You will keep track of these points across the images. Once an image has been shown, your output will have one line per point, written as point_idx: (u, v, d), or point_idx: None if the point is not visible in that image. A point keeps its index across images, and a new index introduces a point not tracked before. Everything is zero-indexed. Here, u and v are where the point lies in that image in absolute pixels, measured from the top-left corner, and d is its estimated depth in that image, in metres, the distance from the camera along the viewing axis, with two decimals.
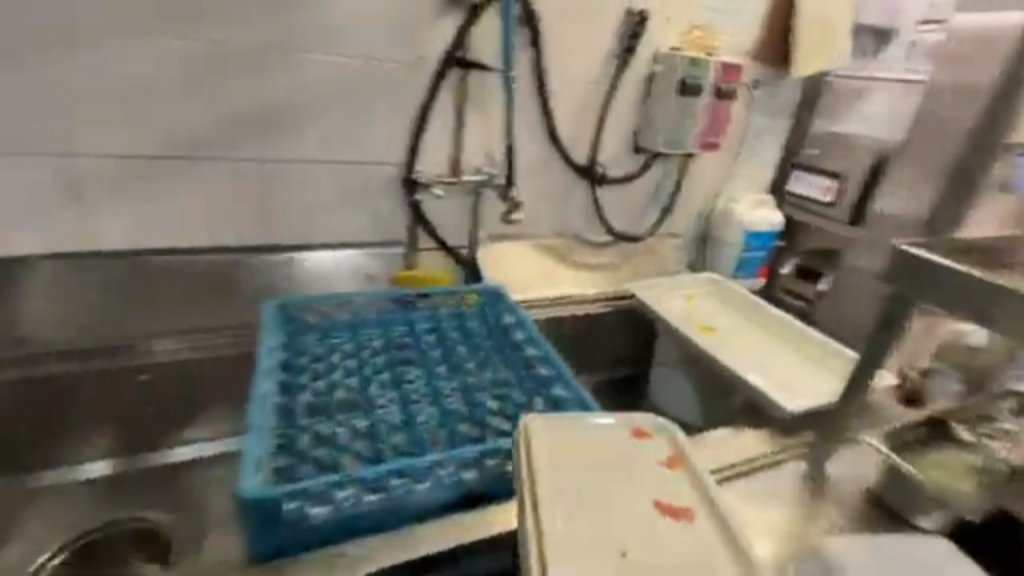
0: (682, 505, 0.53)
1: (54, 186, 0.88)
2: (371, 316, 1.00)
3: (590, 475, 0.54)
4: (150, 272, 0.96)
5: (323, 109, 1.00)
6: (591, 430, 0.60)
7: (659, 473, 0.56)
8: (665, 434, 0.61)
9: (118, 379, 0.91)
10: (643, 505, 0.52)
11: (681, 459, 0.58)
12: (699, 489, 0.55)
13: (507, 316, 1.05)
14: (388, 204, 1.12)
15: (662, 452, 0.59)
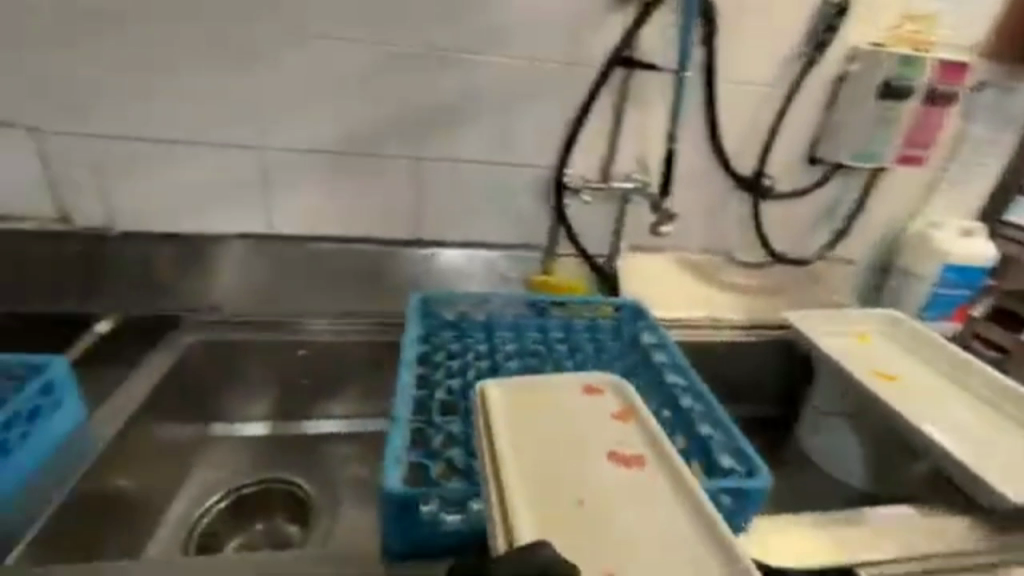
0: (630, 452, 0.55)
1: (252, 176, 0.99)
2: (507, 318, 1.00)
3: (547, 429, 0.57)
4: (315, 256, 1.05)
5: (481, 111, 1.02)
6: (548, 391, 0.63)
7: (608, 428, 0.58)
8: (615, 390, 0.64)
9: (282, 351, 1.01)
10: (592, 452, 0.54)
11: (631, 414, 0.60)
12: (647, 436, 0.57)
13: (645, 335, 0.98)
14: (531, 207, 1.11)
15: (612, 404, 0.61)
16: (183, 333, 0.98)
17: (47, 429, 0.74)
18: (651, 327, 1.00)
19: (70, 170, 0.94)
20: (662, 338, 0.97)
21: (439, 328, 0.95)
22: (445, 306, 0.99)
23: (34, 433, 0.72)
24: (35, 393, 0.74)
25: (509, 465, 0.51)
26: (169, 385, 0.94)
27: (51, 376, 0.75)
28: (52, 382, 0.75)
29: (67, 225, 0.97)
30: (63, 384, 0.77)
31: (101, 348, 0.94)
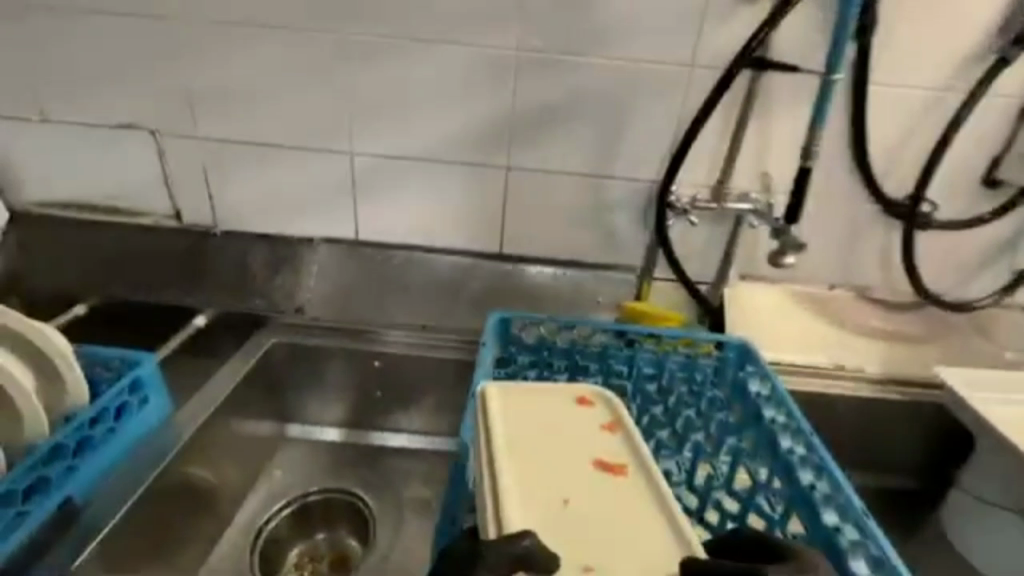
0: (616, 459, 0.60)
1: (343, 182, 0.99)
2: (592, 347, 0.89)
3: (544, 438, 0.61)
4: (400, 264, 1.03)
5: (580, 119, 0.93)
6: (542, 400, 0.66)
7: (596, 439, 0.63)
8: (607, 402, 0.68)
9: (359, 360, 0.99)
10: (580, 463, 0.59)
11: (620, 423, 0.65)
12: (631, 446, 0.62)
13: (754, 382, 0.84)
14: (628, 224, 1.00)
15: (605, 415, 0.66)
16: (269, 334, 0.98)
17: (129, 428, 0.76)
18: (762, 372, 0.84)
19: (183, 171, 0.99)
20: (777, 387, 0.80)
21: (518, 353, 0.88)
22: (524, 327, 0.89)
23: (117, 430, 0.75)
24: (123, 389, 0.76)
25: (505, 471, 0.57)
26: (248, 384, 0.96)
27: (140, 373, 0.77)
28: (140, 380, 0.77)
29: (179, 222, 1.03)
30: (150, 382, 0.79)
31: (196, 342, 0.99)
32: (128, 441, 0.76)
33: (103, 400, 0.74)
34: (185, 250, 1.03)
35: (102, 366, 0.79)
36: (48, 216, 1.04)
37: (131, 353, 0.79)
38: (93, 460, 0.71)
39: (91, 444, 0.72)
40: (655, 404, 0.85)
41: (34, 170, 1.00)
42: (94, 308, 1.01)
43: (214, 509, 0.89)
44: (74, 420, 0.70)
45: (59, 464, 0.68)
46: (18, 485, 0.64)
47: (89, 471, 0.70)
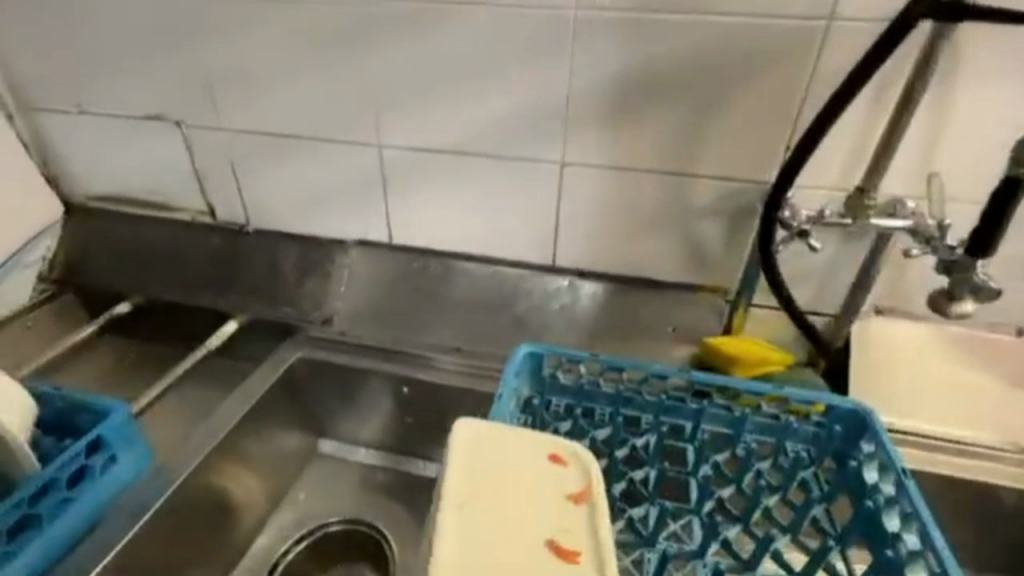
0: (574, 547, 0.43)
1: (371, 179, 0.86)
2: (646, 398, 0.68)
3: (487, 503, 0.45)
4: (444, 273, 0.90)
5: (657, 103, 0.72)
6: (503, 452, 0.49)
7: (556, 511, 0.45)
8: (582, 464, 0.49)
9: (387, 383, 0.86)
10: (522, 544, 0.43)
11: (590, 497, 0.47)
12: (600, 535, 0.44)
13: (873, 471, 0.61)
14: (722, 236, 0.78)
15: (574, 482, 0.48)
16: (292, 347, 0.88)
17: (88, 494, 0.62)
18: (884, 457, 0.60)
19: (212, 165, 0.92)
20: (910, 494, 0.56)
21: (550, 395, 0.69)
22: (558, 366, 0.69)
23: (72, 499, 0.61)
24: (81, 447, 0.62)
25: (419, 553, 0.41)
26: (275, 404, 0.84)
27: (102, 426, 0.64)
28: (104, 435, 0.64)
29: (213, 219, 0.98)
30: (118, 435, 0.66)
31: (230, 348, 0.94)
32: (88, 510, 0.62)
33: (52, 464, 0.60)
34: (218, 249, 0.97)
35: (76, 413, 0.68)
36: (99, 209, 1.02)
37: (99, 401, 0.67)
38: (35, 539, 0.57)
39: (34, 522, 0.58)
40: (725, 483, 0.68)
41: (81, 162, 0.98)
42: (137, 306, 0.98)
43: (234, 541, 0.80)
44: (11, 496, 0.57)
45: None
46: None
47: (29, 556, 0.56)
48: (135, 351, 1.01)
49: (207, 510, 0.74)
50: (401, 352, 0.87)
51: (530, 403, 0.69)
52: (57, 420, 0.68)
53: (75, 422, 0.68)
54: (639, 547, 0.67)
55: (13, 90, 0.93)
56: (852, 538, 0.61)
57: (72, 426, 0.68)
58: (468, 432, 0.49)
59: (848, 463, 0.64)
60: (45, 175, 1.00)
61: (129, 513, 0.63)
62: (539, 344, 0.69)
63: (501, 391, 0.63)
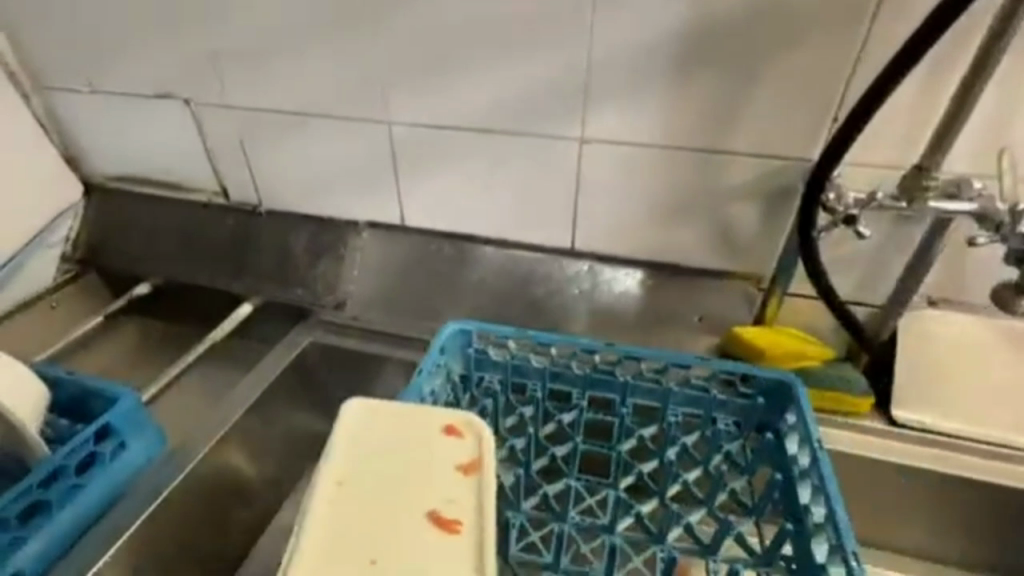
0: (456, 516, 0.47)
1: (382, 157, 0.82)
2: (575, 373, 0.67)
3: (373, 477, 0.49)
4: (459, 258, 0.86)
5: (687, 75, 0.66)
6: (399, 430, 0.52)
7: (444, 482, 0.49)
8: (476, 433, 0.53)
9: (400, 369, 0.84)
10: (407, 510, 0.47)
11: (477, 467, 0.50)
12: (482, 504, 0.48)
13: (793, 444, 0.61)
14: (755, 219, 0.72)
15: (463, 452, 0.51)
16: (305, 332, 0.87)
17: (98, 479, 0.63)
18: (803, 432, 0.60)
19: (223, 145, 0.90)
20: (822, 467, 0.56)
21: (478, 371, 0.69)
22: (487, 343, 0.68)
23: (82, 485, 0.62)
24: (89, 434, 0.64)
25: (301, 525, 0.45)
26: (288, 389, 0.83)
27: (110, 413, 0.65)
28: (112, 421, 0.65)
29: (227, 199, 0.96)
30: (128, 422, 0.67)
31: (244, 331, 0.93)
32: (100, 494, 0.63)
33: (61, 451, 0.62)
34: (232, 230, 0.96)
35: (90, 399, 0.69)
36: (118, 189, 1.01)
37: (108, 388, 0.68)
38: (47, 523, 0.59)
39: (46, 506, 0.60)
40: (647, 457, 0.68)
41: (96, 142, 0.97)
42: (156, 287, 0.98)
43: (249, 523, 0.79)
44: (21, 482, 0.59)
45: (4, 535, 0.57)
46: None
47: (41, 539, 0.58)
48: (157, 332, 1.02)
49: (219, 494, 0.73)
50: (414, 339, 0.85)
51: (459, 378, 0.68)
52: (74, 407, 0.70)
53: (89, 408, 0.69)
54: (553, 523, 0.66)
55: (28, 69, 0.92)
56: (766, 508, 0.62)
57: (87, 412, 0.69)
58: (365, 412, 0.53)
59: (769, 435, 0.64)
60: (64, 155, 1.00)
61: (139, 496, 0.63)
62: (469, 322, 0.68)
63: (423, 367, 0.62)
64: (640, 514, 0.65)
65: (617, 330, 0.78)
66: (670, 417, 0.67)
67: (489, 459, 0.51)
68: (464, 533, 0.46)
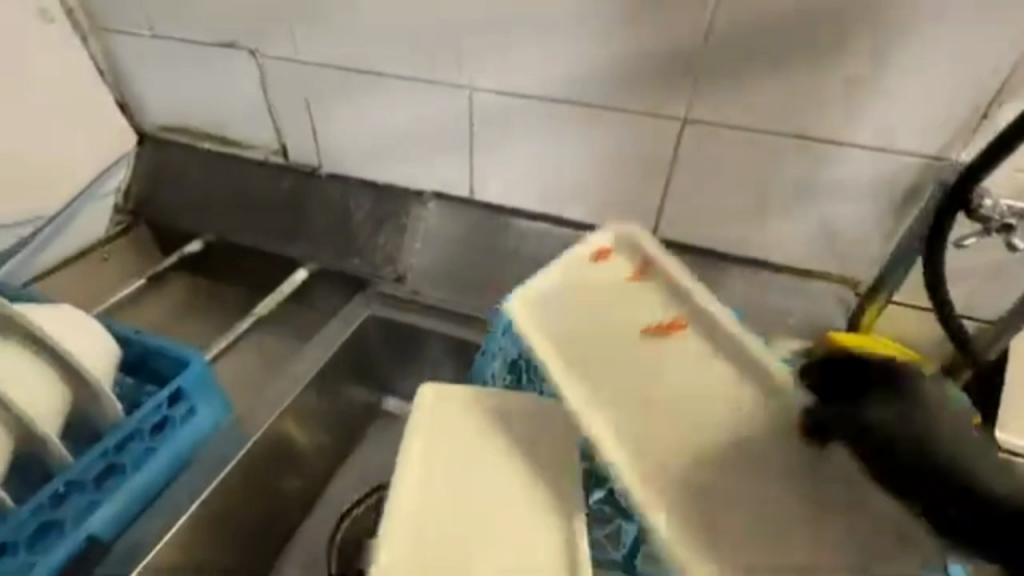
0: (664, 313, 0.53)
1: (458, 126, 0.77)
2: None
3: (581, 330, 0.52)
4: (532, 239, 0.82)
5: (817, 56, 0.59)
6: (564, 286, 0.56)
7: (638, 296, 0.55)
8: (625, 245, 0.59)
9: (461, 349, 0.81)
10: (631, 332, 0.51)
11: (650, 266, 0.57)
12: (673, 287, 0.54)
13: None
14: (862, 217, 0.67)
15: (625, 266, 0.57)
16: (365, 304, 0.84)
17: (169, 443, 0.63)
18: None
19: (288, 102, 0.85)
20: None
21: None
22: None
23: (155, 448, 0.62)
24: (161, 398, 0.64)
25: (412, 479, 0.47)
26: (346, 360, 0.81)
27: (181, 378, 0.65)
28: (183, 387, 0.65)
29: (285, 158, 0.92)
30: (197, 386, 0.66)
31: (298, 296, 0.91)
32: (171, 457, 0.63)
33: (135, 415, 0.62)
34: (289, 192, 0.92)
35: (156, 358, 0.68)
36: (169, 140, 0.98)
37: (177, 349, 0.66)
38: (122, 484, 0.59)
39: (120, 469, 0.60)
40: None
41: (151, 90, 0.93)
42: (208, 245, 0.96)
43: (301, 492, 0.78)
44: (98, 445, 0.60)
45: (82, 497, 0.58)
46: (25, 532, 0.55)
47: (117, 500, 0.59)
48: (206, 291, 1.00)
49: (278, 463, 0.72)
50: (478, 319, 0.82)
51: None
52: (139, 365, 0.69)
53: (156, 368, 0.68)
54: None
55: (84, 7, 0.88)
56: None
57: (153, 371, 0.68)
58: (520, 284, 0.56)
59: None
60: (118, 102, 0.96)
61: (211, 462, 0.64)
62: None
63: None
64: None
65: None
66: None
67: (659, 253, 0.57)
68: (685, 324, 0.52)
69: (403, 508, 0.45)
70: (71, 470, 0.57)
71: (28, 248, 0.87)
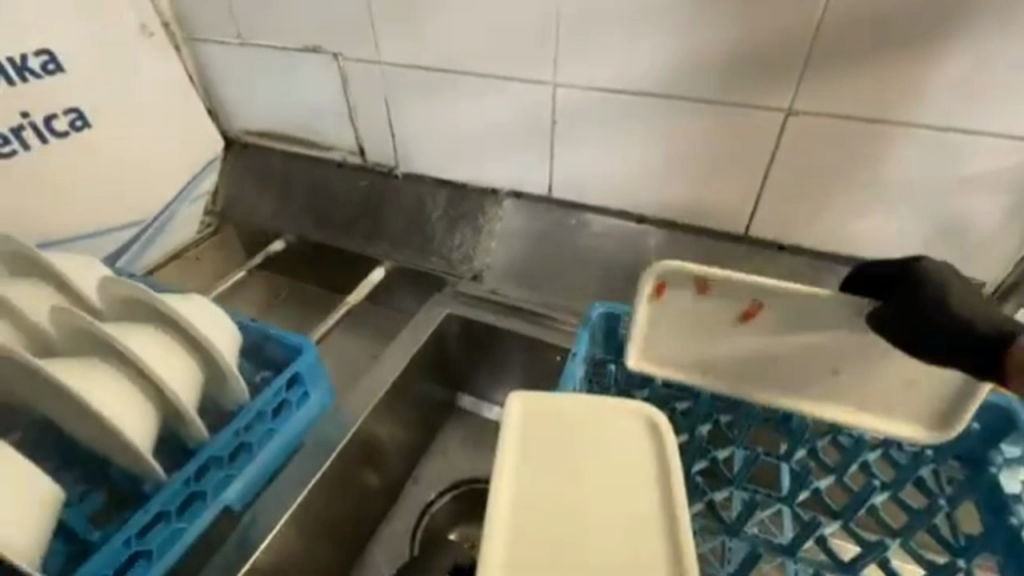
0: (753, 305, 0.49)
1: (541, 122, 0.76)
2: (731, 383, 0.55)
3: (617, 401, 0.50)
4: (615, 236, 0.80)
5: (945, 38, 0.55)
6: (658, 325, 0.54)
7: (712, 311, 0.52)
8: (675, 272, 0.51)
9: (538, 351, 0.81)
10: (750, 338, 0.51)
11: (709, 282, 0.50)
12: (750, 288, 0.48)
13: (1015, 481, 0.49)
14: (986, 210, 0.62)
15: (685, 290, 0.51)
16: (441, 303, 0.85)
17: (288, 425, 0.67)
18: None
19: (367, 104, 0.87)
20: None
21: (626, 359, 0.64)
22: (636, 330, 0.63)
23: (276, 430, 0.66)
24: (280, 382, 0.67)
25: (509, 464, 0.46)
26: (427, 358, 0.83)
27: (298, 363, 0.69)
28: (299, 374, 0.69)
29: (362, 159, 0.94)
30: (310, 372, 0.70)
31: (378, 294, 0.94)
32: (287, 439, 0.68)
33: (261, 397, 0.66)
34: (366, 192, 0.94)
35: (269, 345, 0.73)
36: (252, 144, 1.02)
37: (290, 338, 0.71)
38: (247, 464, 0.64)
39: (248, 447, 0.65)
40: (824, 474, 0.57)
41: (237, 96, 0.97)
42: (290, 244, 0.99)
43: (387, 485, 0.81)
44: (230, 425, 0.63)
45: (219, 471, 0.62)
46: (175, 501, 0.58)
47: (243, 479, 0.63)
48: (285, 289, 1.05)
49: (366, 458, 0.75)
50: (556, 319, 0.81)
51: (604, 368, 0.65)
52: (255, 350, 0.74)
53: (269, 354, 0.73)
54: (721, 534, 0.58)
55: (179, 18, 0.93)
56: (980, 553, 0.49)
57: (267, 357, 0.74)
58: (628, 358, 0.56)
59: (983, 469, 0.51)
60: (207, 108, 1.01)
61: (314, 452, 0.69)
62: (617, 305, 0.63)
63: (577, 351, 0.59)
64: (824, 535, 0.55)
65: None
66: (858, 443, 0.54)
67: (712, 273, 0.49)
68: (772, 303, 0.49)
69: (498, 492, 0.44)
70: (209, 447, 0.61)
71: (137, 246, 0.94)
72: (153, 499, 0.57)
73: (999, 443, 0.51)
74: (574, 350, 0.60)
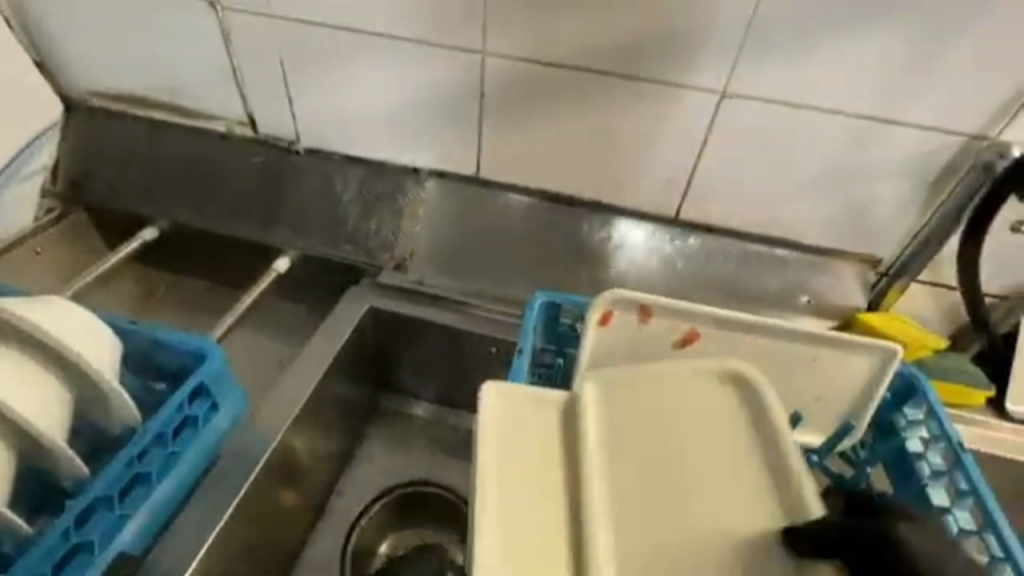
0: (690, 330, 0.56)
1: (469, 96, 0.70)
2: None
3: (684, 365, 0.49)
4: (551, 218, 0.77)
5: (861, 29, 0.58)
6: (605, 353, 0.57)
7: (655, 339, 0.56)
8: (620, 302, 0.55)
9: (471, 342, 0.75)
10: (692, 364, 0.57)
11: (651, 308, 0.55)
12: (682, 312, 0.55)
13: (916, 442, 0.55)
14: (892, 192, 0.67)
15: (628, 318, 0.56)
16: (361, 296, 0.76)
17: (192, 446, 0.55)
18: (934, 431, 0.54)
19: (260, 65, 0.73)
20: (968, 469, 0.50)
21: (569, 348, 0.62)
22: (578, 318, 0.61)
23: (178, 454, 0.55)
24: (180, 397, 0.55)
25: (541, 470, 0.43)
26: (348, 359, 0.74)
27: (202, 372, 0.56)
28: (205, 385, 0.57)
29: (254, 130, 0.80)
30: (219, 381, 0.58)
31: (282, 286, 0.82)
32: (195, 462, 0.56)
33: (158, 417, 0.54)
34: (261, 169, 0.80)
35: (159, 350, 0.59)
36: (106, 109, 0.83)
37: (188, 341, 0.58)
38: (145, 500, 0.52)
39: (145, 479, 0.53)
40: None
41: (81, 48, 0.78)
42: (165, 232, 0.83)
43: (305, 506, 0.72)
44: (119, 455, 0.51)
45: (109, 513, 0.51)
46: (50, 560, 0.47)
47: (144, 514, 0.52)
48: (164, 284, 0.88)
49: (282, 480, 0.65)
50: (489, 310, 0.75)
51: (549, 358, 0.62)
52: (139, 358, 0.60)
53: (162, 363, 0.59)
54: None
55: None
56: None
57: (159, 365, 0.59)
58: None
59: (889, 432, 0.57)
60: (37, 63, 0.80)
61: (231, 472, 0.59)
62: (559, 294, 0.61)
63: (523, 347, 0.56)
64: None
65: (718, 303, 0.74)
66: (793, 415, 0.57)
67: (654, 300, 0.55)
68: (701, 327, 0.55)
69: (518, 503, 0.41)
70: (93, 489, 0.50)
71: None
72: (21, 561, 0.46)
73: (901, 408, 0.56)
74: (519, 347, 0.57)
